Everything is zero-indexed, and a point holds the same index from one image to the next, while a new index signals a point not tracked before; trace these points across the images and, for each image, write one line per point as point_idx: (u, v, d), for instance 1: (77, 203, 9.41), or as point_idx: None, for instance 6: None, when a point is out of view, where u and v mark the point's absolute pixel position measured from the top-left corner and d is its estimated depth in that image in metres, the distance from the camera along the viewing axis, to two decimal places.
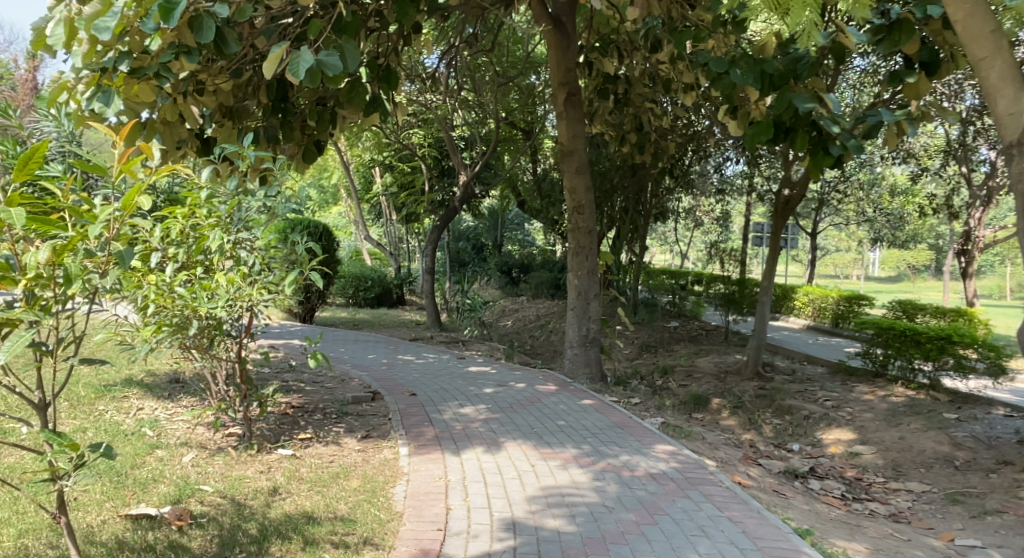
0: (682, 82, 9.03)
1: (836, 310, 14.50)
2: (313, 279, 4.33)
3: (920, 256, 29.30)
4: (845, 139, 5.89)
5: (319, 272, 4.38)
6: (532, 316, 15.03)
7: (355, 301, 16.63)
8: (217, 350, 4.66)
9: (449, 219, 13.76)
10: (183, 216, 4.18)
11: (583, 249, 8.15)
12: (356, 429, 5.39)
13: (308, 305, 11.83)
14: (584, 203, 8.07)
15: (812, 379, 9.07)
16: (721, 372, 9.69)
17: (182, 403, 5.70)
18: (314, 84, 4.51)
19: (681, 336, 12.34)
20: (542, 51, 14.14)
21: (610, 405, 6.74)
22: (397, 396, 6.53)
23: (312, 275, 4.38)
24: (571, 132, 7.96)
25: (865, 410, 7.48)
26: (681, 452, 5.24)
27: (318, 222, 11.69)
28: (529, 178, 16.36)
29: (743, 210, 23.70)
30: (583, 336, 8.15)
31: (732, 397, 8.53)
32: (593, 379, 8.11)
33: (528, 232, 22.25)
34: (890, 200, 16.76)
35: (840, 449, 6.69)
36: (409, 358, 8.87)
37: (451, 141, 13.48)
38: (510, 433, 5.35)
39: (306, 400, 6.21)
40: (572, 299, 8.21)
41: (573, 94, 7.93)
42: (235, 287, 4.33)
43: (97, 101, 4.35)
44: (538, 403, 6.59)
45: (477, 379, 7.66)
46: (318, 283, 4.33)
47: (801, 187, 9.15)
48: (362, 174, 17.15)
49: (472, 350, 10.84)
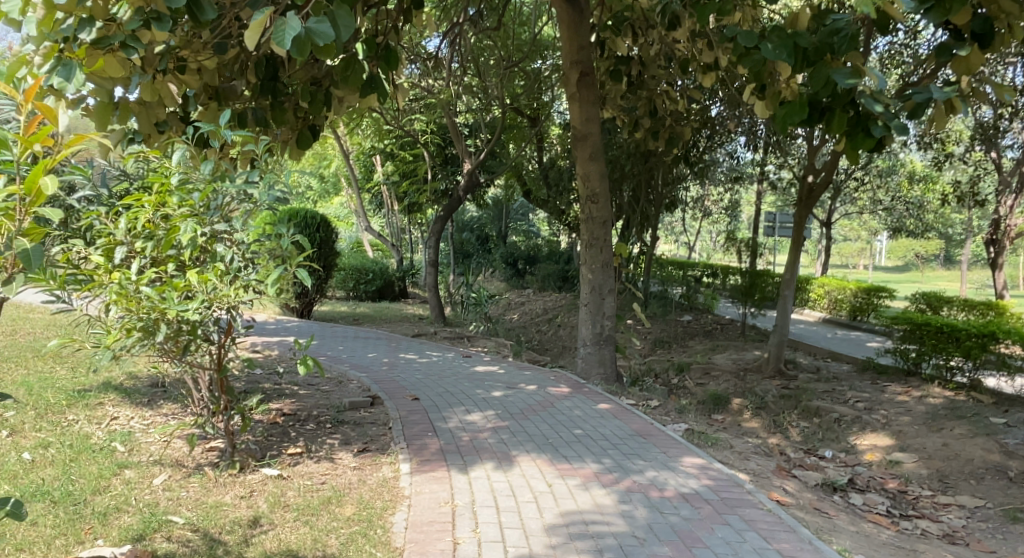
0: (700, 62, 8.54)
1: (854, 303, 13.94)
2: (299, 275, 3.75)
3: (933, 247, 28.65)
4: (888, 119, 5.30)
5: (307, 268, 3.80)
6: (538, 310, 14.49)
7: (355, 294, 16.14)
8: (194, 357, 4.12)
9: (453, 209, 13.21)
10: (151, 205, 3.74)
11: (596, 241, 7.62)
12: (353, 440, 4.87)
13: (305, 300, 11.34)
14: (597, 192, 7.56)
15: (839, 377, 8.54)
16: (740, 369, 9.17)
17: (162, 412, 5.19)
18: (303, 56, 3.92)
19: (696, 331, 11.81)
20: (548, 33, 13.54)
21: (627, 410, 6.22)
22: (398, 400, 6.01)
23: (298, 271, 3.80)
24: (584, 115, 7.43)
25: (901, 413, 6.94)
26: (712, 466, 4.71)
27: (314, 212, 11.16)
28: (534, 166, 15.78)
29: (752, 199, 23.10)
30: (597, 333, 7.63)
31: (753, 397, 8.02)
32: (608, 380, 7.59)
33: (532, 222, 21.70)
34: (910, 189, 16.16)
35: (878, 457, 6.17)
36: (411, 357, 8.35)
37: (454, 127, 12.91)
38: (523, 445, 4.83)
39: (299, 406, 5.70)
40: (585, 294, 7.68)
41: (587, 74, 7.38)
42: (211, 285, 3.79)
43: (55, 75, 3.79)
44: (551, 408, 6.06)
45: (484, 380, 7.14)
46: (305, 279, 3.74)
47: (827, 172, 8.56)
48: (362, 164, 16.60)
49: (477, 347, 10.32)
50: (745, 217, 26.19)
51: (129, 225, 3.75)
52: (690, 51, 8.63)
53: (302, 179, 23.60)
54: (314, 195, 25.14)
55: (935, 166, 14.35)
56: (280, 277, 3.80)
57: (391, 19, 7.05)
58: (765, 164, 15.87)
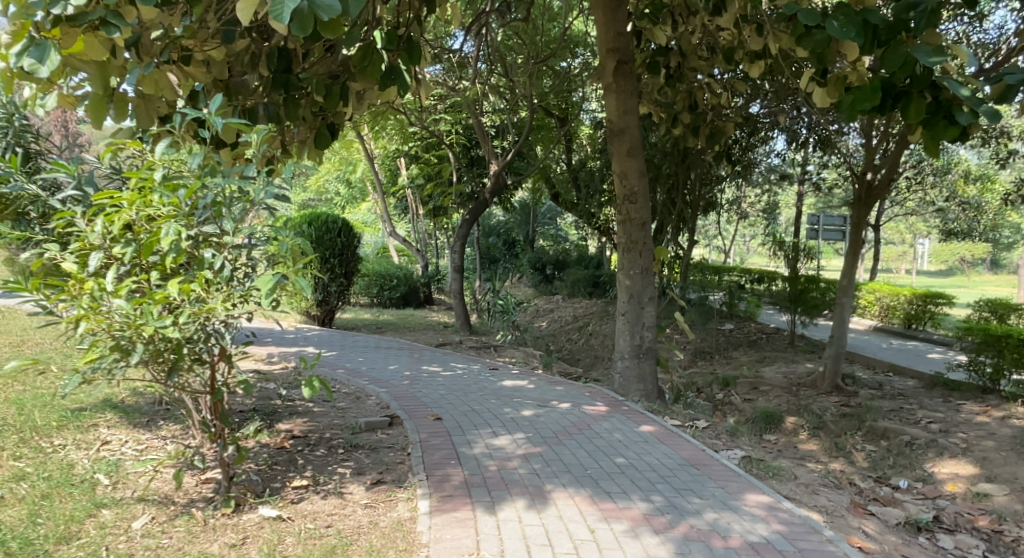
0: (747, 50, 7.90)
1: (908, 311, 13.11)
2: (298, 285, 3.13)
3: (979, 250, 27.35)
4: (974, 105, 4.49)
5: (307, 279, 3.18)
6: (569, 318, 13.86)
7: (380, 300, 15.67)
8: (183, 380, 3.54)
9: (479, 212, 12.64)
10: (129, 203, 3.13)
11: (635, 245, 6.99)
12: (367, 470, 4.29)
13: (326, 307, 10.87)
14: (635, 191, 6.92)
15: (904, 394, 7.78)
16: (792, 384, 8.45)
17: (160, 434, 4.64)
18: (305, 32, 3.38)
19: (739, 341, 11.08)
20: (579, 28, 12.96)
21: (674, 433, 5.57)
22: (419, 422, 5.42)
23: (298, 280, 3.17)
24: (622, 107, 6.82)
25: (983, 436, 6.21)
26: (781, 506, 4.05)
27: (336, 217, 10.71)
28: (563, 169, 15.16)
29: (790, 201, 22.19)
30: (636, 346, 6.98)
31: (809, 416, 7.34)
32: (648, 397, 6.93)
33: (561, 226, 21.06)
34: (966, 190, 15.21)
35: (961, 489, 5.46)
36: (434, 370, 7.75)
37: (480, 127, 12.34)
38: (559, 478, 4.23)
39: (312, 428, 5.16)
40: (623, 302, 7.04)
41: (624, 63, 6.76)
42: (194, 297, 3.19)
43: (27, 57, 3.30)
44: (588, 431, 5.43)
45: (513, 397, 6.52)
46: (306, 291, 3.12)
47: (889, 168, 7.85)
48: (386, 167, 16.13)
49: (504, 357, 9.75)
50: (783, 219, 25.21)
51: (104, 226, 3.16)
52: (735, 39, 8.04)
53: (328, 184, 23.27)
54: (339, 201, 24.78)
55: (994, 163, 13.43)
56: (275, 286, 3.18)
57: (414, 10, 6.58)
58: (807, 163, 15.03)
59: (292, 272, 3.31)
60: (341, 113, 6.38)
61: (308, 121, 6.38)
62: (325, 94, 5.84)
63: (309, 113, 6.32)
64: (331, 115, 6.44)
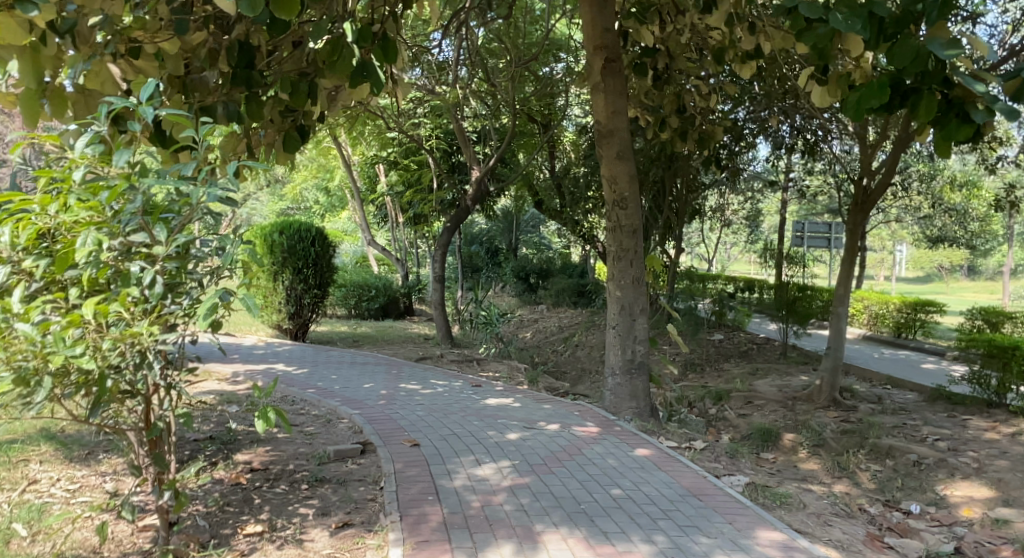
0: (740, 50, 7.55)
1: (898, 319, 12.86)
2: (241, 303, 2.69)
3: (957, 256, 27.35)
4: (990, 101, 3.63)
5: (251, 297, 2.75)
6: (553, 329, 13.43)
7: (358, 312, 15.14)
8: (111, 415, 3.04)
9: (461, 220, 12.18)
10: (41, 207, 2.66)
11: (625, 253, 6.57)
12: (333, 509, 3.81)
13: (299, 320, 10.33)
14: (626, 196, 6.52)
15: (906, 409, 7.44)
16: (788, 397, 8.09)
17: (101, 470, 4.12)
18: (256, 11, 3.39)
19: (730, 352, 10.73)
20: (561, 31, 12.58)
21: (672, 457, 5.16)
22: (394, 449, 4.95)
23: (242, 297, 2.73)
24: (610, 107, 6.42)
25: (995, 455, 5.87)
26: (797, 544, 3.66)
27: (309, 225, 10.14)
28: (546, 176, 14.76)
29: (774, 208, 21.96)
30: (627, 361, 6.56)
31: (809, 433, 6.98)
32: (641, 415, 6.51)
33: (544, 235, 20.66)
34: (952, 199, 15.07)
35: (977, 514, 5.09)
36: (413, 388, 7.26)
37: (461, 132, 11.88)
38: (549, 516, 3.80)
39: (274, 459, 4.68)
40: (613, 314, 6.63)
41: (612, 60, 6.38)
42: (113, 319, 2.71)
43: None
44: (580, 456, 5.00)
45: (498, 417, 6.06)
46: (251, 310, 2.68)
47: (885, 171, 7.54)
48: (365, 174, 15.61)
49: (488, 372, 9.28)
50: (766, 226, 24.96)
51: (13, 235, 2.67)
52: (725, 38, 7.71)
53: (306, 191, 22.67)
54: (317, 209, 24.16)
55: (982, 170, 13.28)
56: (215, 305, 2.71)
57: (389, 6, 6.15)
58: (793, 170, 14.80)
59: (237, 287, 2.86)
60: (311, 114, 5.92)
61: (276, 122, 5.91)
62: (291, 92, 5.35)
63: (275, 114, 5.86)
64: (302, 117, 5.99)
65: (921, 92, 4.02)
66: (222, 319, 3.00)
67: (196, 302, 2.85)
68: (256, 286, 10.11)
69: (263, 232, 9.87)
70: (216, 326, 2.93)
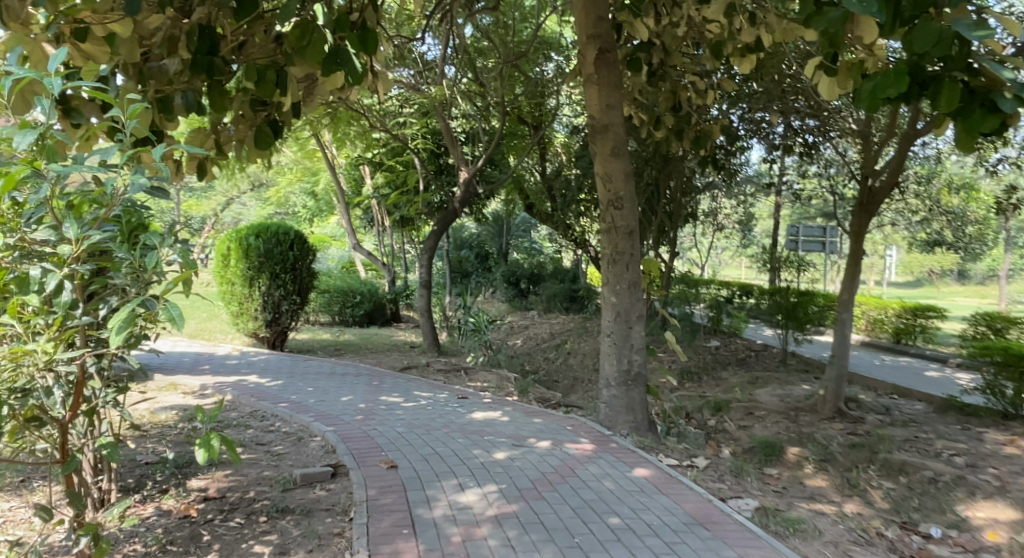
0: (739, 43, 7.18)
1: (897, 325, 12.50)
2: (166, 314, 2.27)
3: (949, 261, 27.14)
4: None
5: (176, 306, 2.34)
6: (544, 335, 13.00)
7: (342, 318, 14.66)
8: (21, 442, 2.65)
9: (448, 223, 11.73)
10: None
11: (621, 256, 6.15)
12: (294, 547, 3.40)
13: (277, 328, 9.85)
14: (621, 195, 6.10)
15: (916, 420, 7.05)
16: (790, 408, 7.69)
17: (32, 500, 3.66)
18: None
19: (727, 359, 10.33)
20: (552, 29, 12.19)
21: (672, 477, 4.74)
22: (368, 471, 4.52)
23: (167, 305, 2.31)
24: (604, 101, 6.02)
25: (1018, 472, 5.49)
26: None
27: (287, 227, 9.68)
28: (537, 178, 14.31)
29: (768, 212, 21.62)
30: (623, 372, 6.13)
31: (815, 446, 6.57)
32: (638, 430, 6.09)
33: (535, 239, 20.21)
34: (951, 203, 14.76)
35: (1004, 538, 4.69)
36: (394, 401, 6.79)
37: (448, 132, 11.43)
38: (539, 553, 3.38)
39: (233, 486, 4.24)
40: (608, 321, 6.20)
41: (606, 51, 5.98)
42: (6, 333, 2.31)
43: None
44: (573, 478, 4.57)
45: (484, 433, 5.61)
46: (176, 322, 2.26)
47: (891, 171, 7.16)
48: (350, 176, 15.10)
49: (475, 382, 8.83)
50: (760, 231, 24.60)
51: None
52: (723, 31, 7.33)
53: (292, 195, 22.15)
54: (304, 213, 23.61)
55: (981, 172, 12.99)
56: (132, 317, 2.29)
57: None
58: (788, 172, 14.46)
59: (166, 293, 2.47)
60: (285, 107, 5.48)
61: (246, 117, 5.47)
62: (257, 81, 4.89)
63: (244, 108, 5.41)
64: (275, 110, 5.55)
65: (942, 80, 3.38)
66: (146, 332, 2.61)
67: (114, 311, 2.45)
68: (231, 292, 9.62)
69: (238, 236, 9.40)
70: (137, 339, 2.53)
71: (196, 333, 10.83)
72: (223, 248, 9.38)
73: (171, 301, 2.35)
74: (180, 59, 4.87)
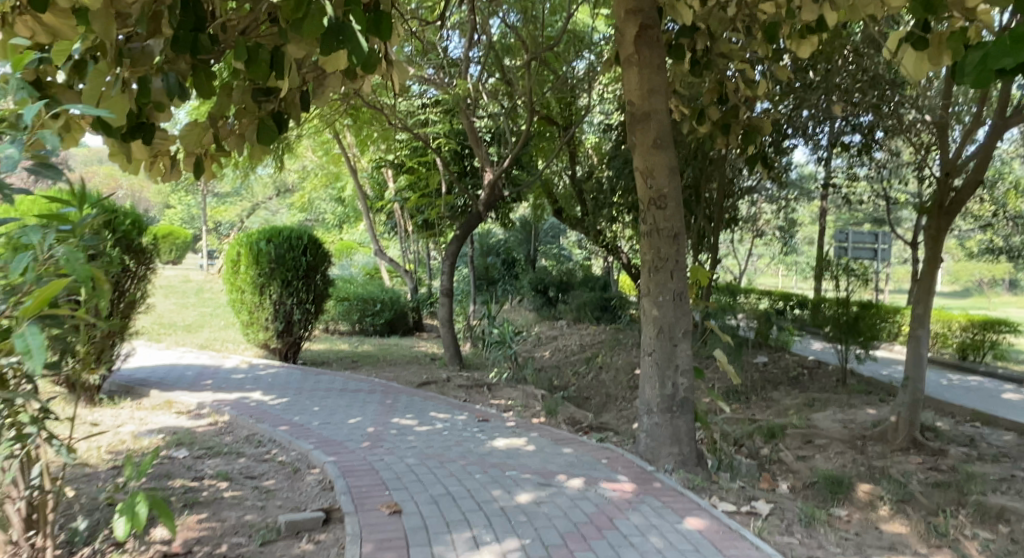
0: (796, 23, 6.36)
1: (963, 340, 11.45)
2: (23, 344, 2.33)
3: (1000, 272, 25.54)
4: None
5: (36, 335, 2.40)
6: (574, 347, 12.19)
7: (362, 327, 14.05)
8: None
9: (471, 228, 11.02)
10: None
11: (664, 263, 5.35)
12: None
13: (289, 339, 9.24)
14: (665, 192, 5.32)
15: (1009, 457, 6.12)
16: (855, 435, 6.81)
17: None
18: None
19: (777, 378, 9.44)
20: (586, 21, 11.41)
21: (732, 530, 3.92)
22: (365, 516, 3.83)
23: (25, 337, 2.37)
24: (645, 85, 5.25)
25: None
26: None
27: (301, 231, 9.06)
28: (567, 182, 13.52)
29: (811, 218, 20.48)
30: (667, 396, 5.32)
31: (890, 483, 5.71)
32: (685, 464, 5.28)
33: (565, 245, 19.42)
34: None
35: None
36: (407, 424, 6.08)
37: (472, 131, 10.69)
38: None
39: (203, 538, 3.56)
40: (650, 338, 5.39)
41: (649, 27, 5.21)
42: None
43: None
44: (612, 531, 3.78)
45: (506, 467, 4.85)
46: (31, 355, 2.32)
47: (976, 166, 6.24)
48: (373, 179, 14.47)
49: (500, 400, 8.10)
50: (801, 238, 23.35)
51: None
52: (779, 10, 6.50)
53: (319, 201, 21.64)
54: (332, 219, 23.07)
55: None
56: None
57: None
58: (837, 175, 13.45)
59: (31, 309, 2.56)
60: (292, 94, 4.07)
61: (248, 109, 4.04)
62: (247, 61, 3.52)
63: (245, 99, 3.96)
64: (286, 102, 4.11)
65: None
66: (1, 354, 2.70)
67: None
68: (241, 301, 9.00)
69: (249, 240, 8.79)
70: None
71: (205, 344, 10.27)
72: (233, 253, 8.80)
73: (32, 327, 2.41)
74: (166, 40, 3.51)
